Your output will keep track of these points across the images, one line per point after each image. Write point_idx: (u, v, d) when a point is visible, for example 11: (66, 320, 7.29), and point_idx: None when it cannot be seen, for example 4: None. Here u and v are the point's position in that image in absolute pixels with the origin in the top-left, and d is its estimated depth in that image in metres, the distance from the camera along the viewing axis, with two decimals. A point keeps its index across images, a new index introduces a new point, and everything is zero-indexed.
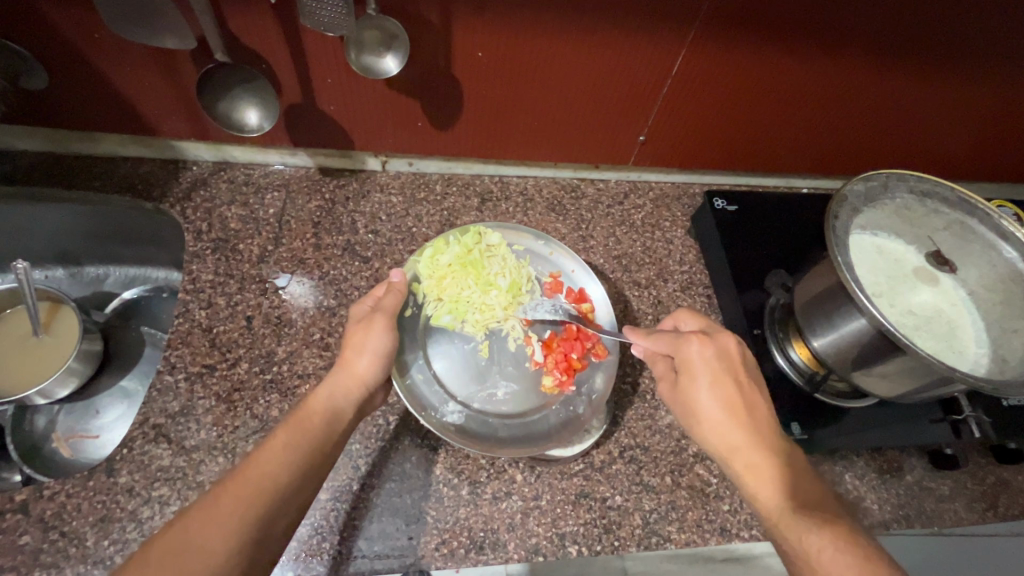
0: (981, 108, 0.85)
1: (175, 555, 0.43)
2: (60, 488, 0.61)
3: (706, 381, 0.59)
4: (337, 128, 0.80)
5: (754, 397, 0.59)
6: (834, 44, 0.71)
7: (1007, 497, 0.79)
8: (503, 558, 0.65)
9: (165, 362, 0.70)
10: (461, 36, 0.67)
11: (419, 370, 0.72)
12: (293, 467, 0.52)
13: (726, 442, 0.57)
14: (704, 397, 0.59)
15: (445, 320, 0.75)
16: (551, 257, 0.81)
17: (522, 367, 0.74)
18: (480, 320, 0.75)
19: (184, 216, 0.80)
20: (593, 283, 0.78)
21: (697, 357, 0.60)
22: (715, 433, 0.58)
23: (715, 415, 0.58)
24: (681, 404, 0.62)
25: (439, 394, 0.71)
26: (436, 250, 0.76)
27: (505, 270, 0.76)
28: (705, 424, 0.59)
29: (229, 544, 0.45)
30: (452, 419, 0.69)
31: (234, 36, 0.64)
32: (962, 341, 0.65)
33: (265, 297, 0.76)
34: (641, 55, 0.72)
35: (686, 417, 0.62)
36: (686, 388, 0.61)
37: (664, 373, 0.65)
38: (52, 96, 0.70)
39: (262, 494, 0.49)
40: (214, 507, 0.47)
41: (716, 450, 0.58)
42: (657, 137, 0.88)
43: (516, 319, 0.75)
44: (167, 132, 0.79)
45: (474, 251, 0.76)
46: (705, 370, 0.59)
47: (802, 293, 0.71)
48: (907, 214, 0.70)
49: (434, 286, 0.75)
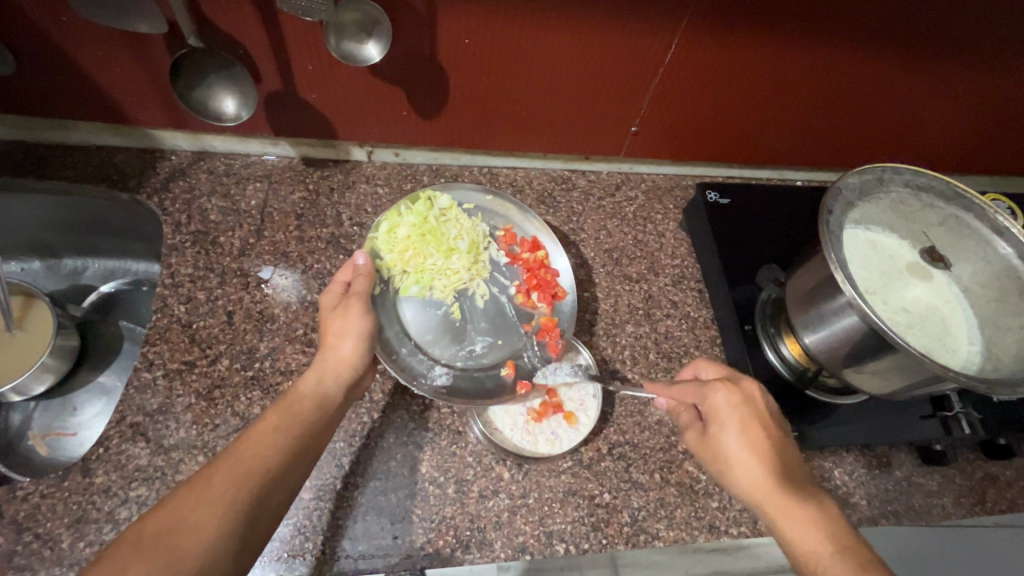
0: (979, 98, 0.83)
1: (167, 535, 0.42)
2: (35, 489, 0.60)
3: (735, 427, 0.58)
4: (320, 117, 0.78)
5: (781, 440, 0.58)
6: (830, 30, 0.69)
7: (995, 492, 0.79)
8: (490, 556, 0.64)
9: (143, 358, 0.68)
10: (448, 23, 0.65)
11: (402, 344, 0.70)
12: (283, 450, 0.51)
13: (758, 485, 0.55)
14: (733, 442, 0.58)
15: (414, 290, 0.73)
16: (500, 211, 0.81)
17: (496, 321, 0.75)
18: (448, 285, 0.73)
19: (163, 208, 0.78)
20: (550, 237, 0.79)
21: (724, 405, 0.60)
22: (745, 478, 0.56)
23: (744, 459, 0.57)
24: (710, 453, 0.61)
25: (424, 361, 0.70)
26: (393, 224, 0.73)
27: (462, 232, 0.75)
28: (735, 470, 0.57)
29: (222, 524, 0.44)
30: (442, 382, 0.70)
31: (207, 19, 0.61)
32: (955, 339, 0.64)
33: (247, 290, 0.75)
34: (635, 43, 0.70)
35: (715, 467, 0.60)
36: (715, 436, 0.60)
37: (689, 423, 0.64)
38: (18, 81, 0.67)
39: (256, 474, 0.48)
40: (206, 486, 0.45)
41: (748, 494, 0.56)
42: (649, 128, 0.86)
43: (482, 277, 0.75)
44: (142, 120, 0.76)
45: (429, 219, 0.74)
46: (734, 416, 0.59)
47: (794, 289, 0.70)
48: (901, 208, 0.68)
49: (398, 260, 0.72)
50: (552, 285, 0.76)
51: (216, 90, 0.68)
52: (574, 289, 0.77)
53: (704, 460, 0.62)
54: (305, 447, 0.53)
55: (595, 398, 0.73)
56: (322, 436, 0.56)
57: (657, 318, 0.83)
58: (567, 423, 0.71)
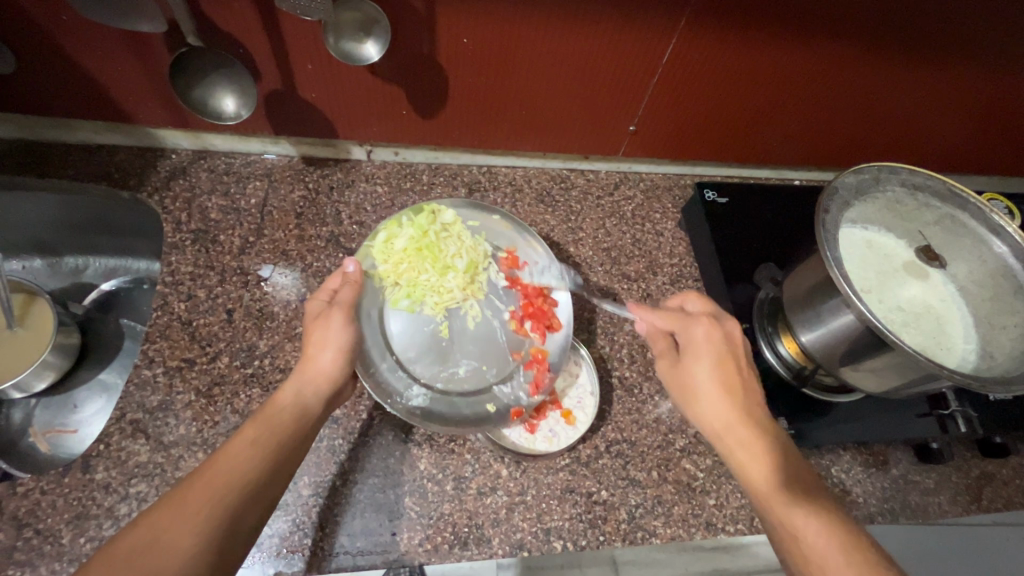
0: (977, 97, 0.83)
1: (142, 553, 0.42)
2: (35, 485, 0.60)
3: (709, 360, 0.61)
4: (319, 116, 0.78)
5: (749, 383, 0.61)
6: (827, 29, 0.69)
7: (991, 490, 0.80)
8: (488, 553, 0.65)
9: (143, 356, 0.68)
10: (447, 25, 0.65)
11: (383, 359, 0.69)
12: (260, 464, 0.51)
13: (722, 419, 0.58)
14: (705, 375, 0.60)
15: (403, 305, 0.71)
16: (505, 232, 0.80)
17: (485, 346, 0.73)
18: (439, 303, 0.72)
19: (163, 206, 0.78)
20: (554, 267, 0.78)
21: (702, 337, 0.62)
22: (711, 411, 0.59)
23: (713, 392, 0.60)
24: (678, 384, 0.63)
25: (403, 379, 0.69)
26: (391, 235, 0.73)
27: (462, 250, 0.73)
28: (702, 402, 0.60)
29: (199, 537, 0.45)
30: (417, 403, 0.68)
31: (206, 17, 0.62)
32: (950, 337, 0.65)
33: (247, 289, 0.75)
34: (633, 40, 0.70)
35: (681, 398, 0.63)
36: (686, 365, 0.62)
37: (664, 351, 0.66)
38: (18, 79, 0.68)
39: (232, 488, 0.48)
40: (184, 501, 0.46)
41: (709, 426, 0.60)
42: (648, 127, 0.87)
43: (476, 299, 0.74)
44: (143, 119, 0.77)
45: (429, 233, 0.73)
46: (710, 351, 0.61)
47: (791, 286, 0.71)
48: (898, 208, 0.69)
49: (391, 272, 0.71)
50: (547, 316, 0.74)
51: (216, 88, 0.68)
52: (571, 321, 0.74)
53: (670, 391, 0.65)
54: (283, 459, 0.53)
55: (593, 395, 0.74)
56: (300, 447, 0.56)
57: None
58: (565, 421, 0.72)
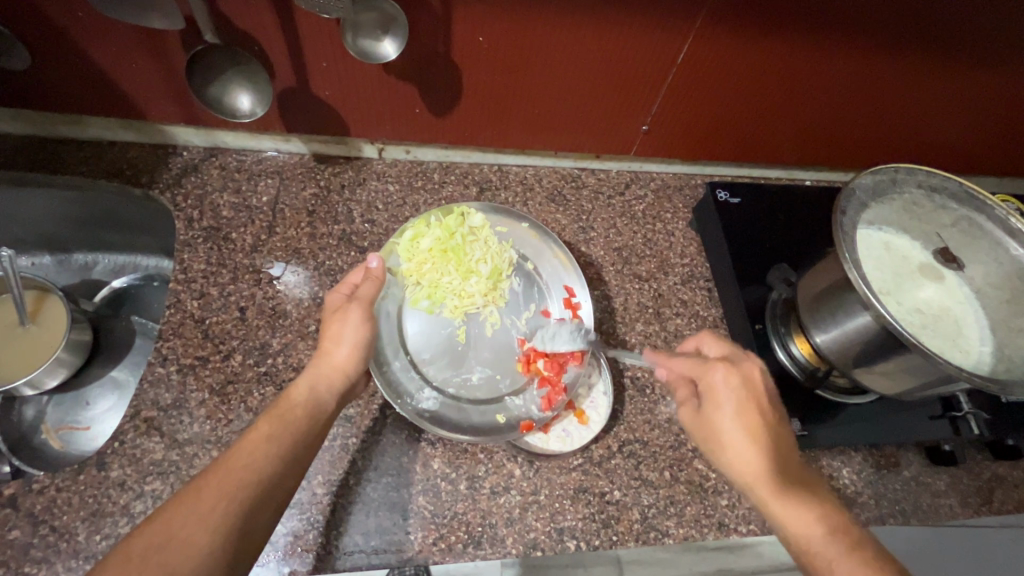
0: (994, 98, 0.83)
1: (160, 549, 0.42)
2: (51, 482, 0.60)
3: (733, 409, 0.58)
4: (332, 114, 0.78)
5: (779, 430, 0.58)
6: (844, 30, 0.69)
7: (1003, 492, 0.80)
8: (502, 553, 0.65)
9: (157, 354, 0.68)
10: (464, 24, 0.65)
11: (397, 357, 0.70)
12: (275, 463, 0.51)
13: (752, 471, 0.55)
14: (730, 425, 0.57)
15: (423, 304, 0.73)
16: (532, 240, 0.80)
17: (499, 354, 0.74)
18: (458, 306, 0.74)
19: (174, 203, 0.78)
20: (577, 278, 0.77)
21: (723, 385, 0.59)
22: (740, 460, 0.56)
23: (739, 442, 0.57)
24: (703, 430, 0.60)
25: (415, 380, 0.70)
26: (417, 233, 0.74)
27: (487, 256, 0.75)
28: (729, 452, 0.57)
29: (213, 537, 0.44)
30: (427, 406, 0.68)
31: (223, 15, 0.61)
32: (967, 340, 0.64)
33: (259, 287, 0.75)
34: (649, 41, 0.70)
35: (707, 445, 0.60)
36: (709, 413, 0.59)
37: (684, 398, 0.63)
38: (33, 77, 0.68)
39: (247, 486, 0.48)
40: (197, 501, 0.46)
41: (738, 477, 0.57)
42: (660, 127, 0.86)
43: (495, 306, 0.75)
44: (155, 116, 0.76)
45: (456, 235, 0.75)
46: (730, 396, 0.59)
47: (807, 289, 0.70)
48: (914, 210, 0.69)
49: (414, 270, 0.73)
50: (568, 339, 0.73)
51: (232, 86, 0.68)
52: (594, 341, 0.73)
53: (693, 437, 0.62)
54: (298, 460, 0.53)
55: (606, 395, 0.74)
56: (315, 446, 0.56)
57: (666, 317, 0.83)
58: (578, 422, 0.72)
